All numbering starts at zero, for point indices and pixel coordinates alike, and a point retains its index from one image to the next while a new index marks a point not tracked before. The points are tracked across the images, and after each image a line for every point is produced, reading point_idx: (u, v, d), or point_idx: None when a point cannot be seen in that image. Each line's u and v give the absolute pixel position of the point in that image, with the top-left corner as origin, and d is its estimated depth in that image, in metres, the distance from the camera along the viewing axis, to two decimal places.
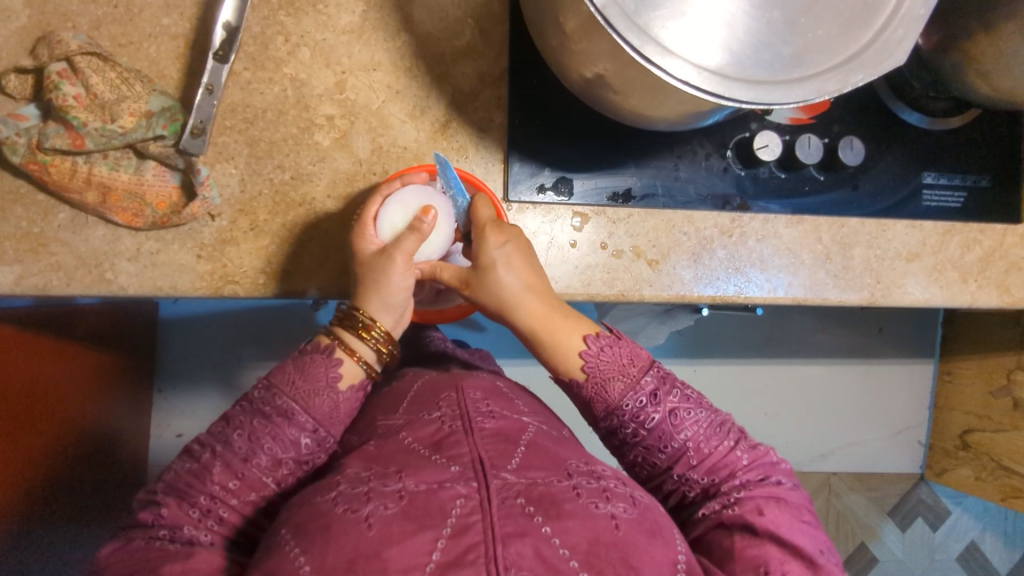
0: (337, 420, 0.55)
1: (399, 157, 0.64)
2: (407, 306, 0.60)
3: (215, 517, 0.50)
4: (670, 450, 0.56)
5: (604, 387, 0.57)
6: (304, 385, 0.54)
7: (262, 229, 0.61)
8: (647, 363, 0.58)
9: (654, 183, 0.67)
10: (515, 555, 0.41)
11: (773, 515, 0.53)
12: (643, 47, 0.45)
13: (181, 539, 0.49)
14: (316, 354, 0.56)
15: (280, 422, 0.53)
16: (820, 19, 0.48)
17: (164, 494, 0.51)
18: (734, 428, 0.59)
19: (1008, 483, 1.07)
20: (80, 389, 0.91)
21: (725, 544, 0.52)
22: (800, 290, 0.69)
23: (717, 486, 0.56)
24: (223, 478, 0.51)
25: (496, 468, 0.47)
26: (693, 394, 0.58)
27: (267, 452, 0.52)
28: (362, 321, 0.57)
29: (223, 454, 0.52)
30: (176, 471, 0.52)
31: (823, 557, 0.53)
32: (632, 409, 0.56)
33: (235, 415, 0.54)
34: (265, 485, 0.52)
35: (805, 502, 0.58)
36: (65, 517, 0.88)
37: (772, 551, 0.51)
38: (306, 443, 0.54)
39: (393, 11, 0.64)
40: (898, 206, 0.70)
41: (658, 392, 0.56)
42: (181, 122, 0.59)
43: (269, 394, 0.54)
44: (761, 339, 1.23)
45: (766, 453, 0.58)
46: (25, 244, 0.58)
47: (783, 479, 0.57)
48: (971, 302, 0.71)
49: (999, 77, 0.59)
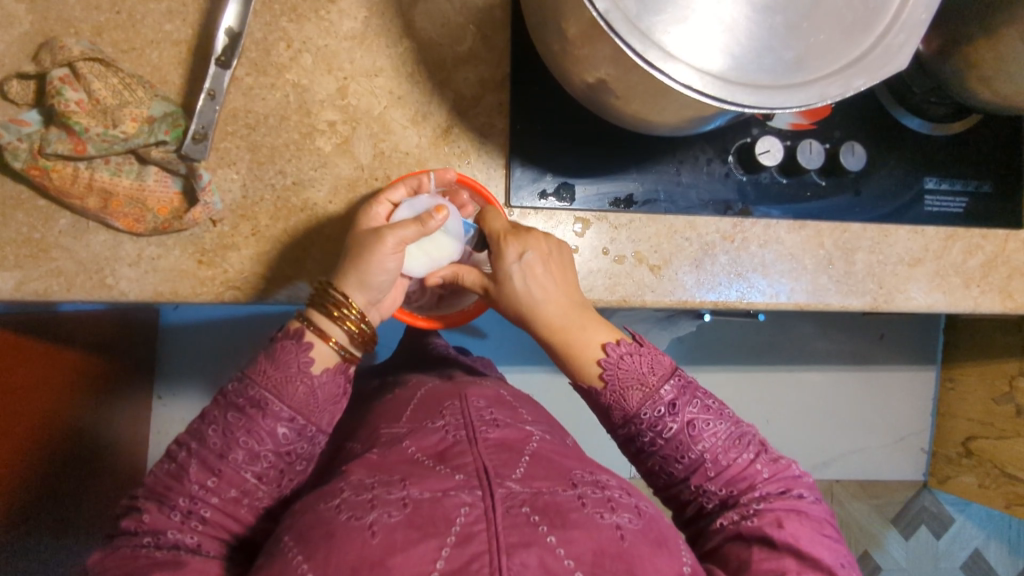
0: (317, 407, 0.54)
1: (400, 162, 0.64)
2: (387, 286, 0.58)
3: (198, 517, 0.50)
4: (687, 461, 0.56)
5: (623, 395, 0.56)
6: (276, 373, 0.53)
7: (264, 235, 0.61)
8: (666, 372, 0.57)
9: (657, 188, 0.67)
10: (519, 564, 0.40)
11: (794, 527, 0.53)
12: (645, 51, 0.45)
13: (166, 543, 0.49)
14: (286, 340, 0.54)
15: (253, 414, 0.52)
16: (822, 24, 0.49)
17: (146, 499, 0.51)
18: (754, 441, 0.58)
19: (1012, 490, 1.07)
20: (77, 397, 0.90)
21: (743, 556, 0.52)
22: (802, 296, 0.69)
23: (736, 497, 0.55)
24: (201, 477, 0.51)
25: (501, 477, 0.46)
26: (714, 405, 0.57)
27: (243, 446, 0.51)
28: (334, 299, 0.56)
29: (199, 452, 0.51)
30: (157, 473, 0.52)
31: (844, 570, 0.52)
32: (649, 419, 0.55)
33: (209, 411, 0.53)
34: (245, 480, 0.52)
35: (827, 515, 0.57)
36: (63, 526, 0.88)
37: (790, 563, 0.51)
38: (284, 433, 0.52)
39: (395, 17, 0.64)
40: (900, 212, 0.70)
41: (677, 402, 0.56)
42: (183, 127, 0.58)
43: (242, 386, 0.53)
44: (762, 346, 1.23)
45: (788, 466, 0.57)
46: (26, 250, 0.58)
47: (804, 493, 0.56)
48: (974, 308, 0.71)
49: (1001, 82, 0.59)
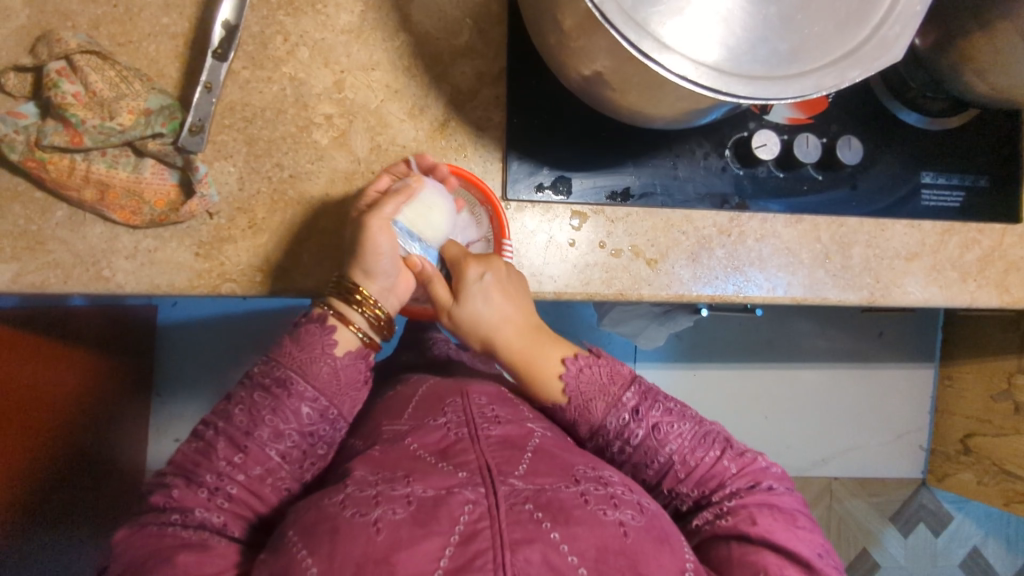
0: (340, 390, 0.55)
1: (398, 156, 0.64)
2: (397, 271, 0.59)
3: (224, 495, 0.50)
4: (657, 465, 0.56)
5: (587, 407, 0.58)
6: (301, 355, 0.54)
7: (260, 228, 0.61)
8: (627, 381, 0.58)
9: (654, 181, 0.67)
10: (523, 561, 0.40)
11: (767, 522, 0.53)
12: (641, 42, 0.45)
13: (193, 522, 0.49)
14: (310, 324, 0.56)
15: (279, 393, 0.53)
16: (818, 16, 0.49)
17: (174, 475, 0.51)
18: (719, 438, 0.58)
19: (1009, 487, 1.07)
20: (81, 393, 0.91)
21: (723, 553, 0.52)
22: (799, 289, 0.69)
23: (707, 497, 0.55)
24: (228, 453, 0.51)
25: (504, 474, 0.46)
26: (676, 407, 0.58)
27: (271, 423, 0.52)
28: (350, 287, 0.57)
29: (226, 430, 0.52)
30: (185, 451, 0.52)
31: (821, 560, 0.52)
32: (614, 427, 0.57)
33: (236, 392, 0.54)
34: (269, 459, 0.52)
35: (800, 505, 0.57)
36: (63, 523, 0.88)
37: (769, 557, 0.51)
38: (307, 413, 0.53)
39: (391, 11, 0.64)
40: (898, 205, 0.70)
41: (640, 408, 0.57)
42: (180, 119, 0.59)
43: (269, 366, 0.54)
44: (761, 343, 1.23)
45: (754, 459, 0.58)
46: (23, 243, 0.58)
47: (773, 485, 0.57)
48: (971, 302, 0.71)
49: (997, 75, 0.59)
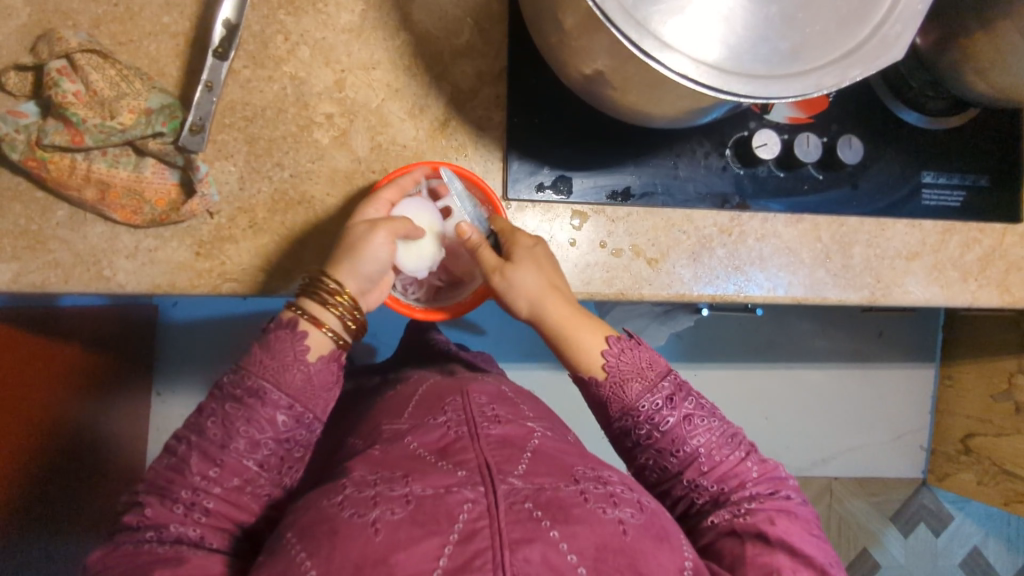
0: (315, 394, 0.53)
1: (398, 155, 0.64)
2: (375, 275, 0.58)
3: (201, 509, 0.50)
4: (682, 454, 0.56)
5: (623, 387, 0.57)
6: (273, 363, 0.52)
7: (261, 227, 0.61)
8: (665, 369, 0.58)
9: (654, 181, 0.67)
10: (522, 560, 0.40)
11: (785, 526, 0.54)
12: (642, 40, 0.45)
13: (169, 538, 0.49)
14: (280, 330, 0.54)
15: (252, 403, 0.51)
16: (820, 14, 0.49)
17: (147, 493, 0.51)
18: (744, 441, 0.58)
19: (1010, 487, 1.06)
20: (78, 393, 0.91)
21: (736, 552, 0.52)
22: (800, 289, 0.69)
23: (727, 494, 0.55)
24: (202, 468, 0.50)
25: (503, 473, 0.46)
26: (708, 404, 0.58)
27: (244, 434, 0.51)
28: (327, 287, 0.55)
29: (200, 444, 0.51)
30: (157, 468, 0.52)
31: (832, 569, 0.53)
32: (648, 410, 0.55)
33: (207, 404, 0.53)
34: (248, 469, 0.51)
35: (812, 516, 0.58)
36: (61, 524, 0.88)
37: (783, 560, 0.52)
38: (282, 420, 0.52)
39: (392, 10, 0.64)
40: (898, 205, 0.70)
41: (675, 397, 0.56)
42: (180, 119, 0.59)
43: (238, 376, 0.52)
44: (762, 343, 1.23)
45: (775, 467, 0.58)
46: (23, 242, 0.58)
47: (792, 494, 0.57)
48: (972, 301, 0.71)
49: (998, 74, 0.59)
